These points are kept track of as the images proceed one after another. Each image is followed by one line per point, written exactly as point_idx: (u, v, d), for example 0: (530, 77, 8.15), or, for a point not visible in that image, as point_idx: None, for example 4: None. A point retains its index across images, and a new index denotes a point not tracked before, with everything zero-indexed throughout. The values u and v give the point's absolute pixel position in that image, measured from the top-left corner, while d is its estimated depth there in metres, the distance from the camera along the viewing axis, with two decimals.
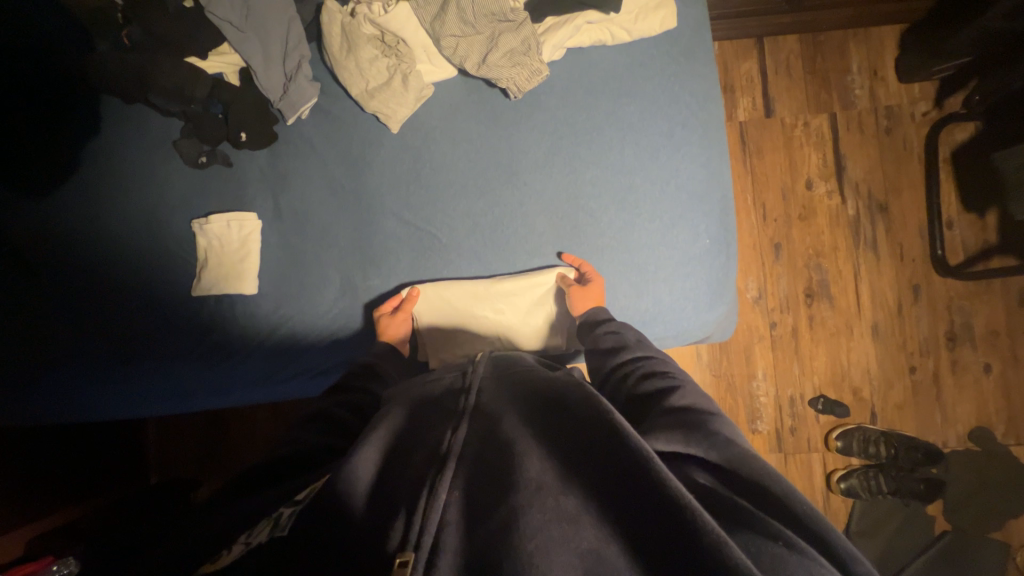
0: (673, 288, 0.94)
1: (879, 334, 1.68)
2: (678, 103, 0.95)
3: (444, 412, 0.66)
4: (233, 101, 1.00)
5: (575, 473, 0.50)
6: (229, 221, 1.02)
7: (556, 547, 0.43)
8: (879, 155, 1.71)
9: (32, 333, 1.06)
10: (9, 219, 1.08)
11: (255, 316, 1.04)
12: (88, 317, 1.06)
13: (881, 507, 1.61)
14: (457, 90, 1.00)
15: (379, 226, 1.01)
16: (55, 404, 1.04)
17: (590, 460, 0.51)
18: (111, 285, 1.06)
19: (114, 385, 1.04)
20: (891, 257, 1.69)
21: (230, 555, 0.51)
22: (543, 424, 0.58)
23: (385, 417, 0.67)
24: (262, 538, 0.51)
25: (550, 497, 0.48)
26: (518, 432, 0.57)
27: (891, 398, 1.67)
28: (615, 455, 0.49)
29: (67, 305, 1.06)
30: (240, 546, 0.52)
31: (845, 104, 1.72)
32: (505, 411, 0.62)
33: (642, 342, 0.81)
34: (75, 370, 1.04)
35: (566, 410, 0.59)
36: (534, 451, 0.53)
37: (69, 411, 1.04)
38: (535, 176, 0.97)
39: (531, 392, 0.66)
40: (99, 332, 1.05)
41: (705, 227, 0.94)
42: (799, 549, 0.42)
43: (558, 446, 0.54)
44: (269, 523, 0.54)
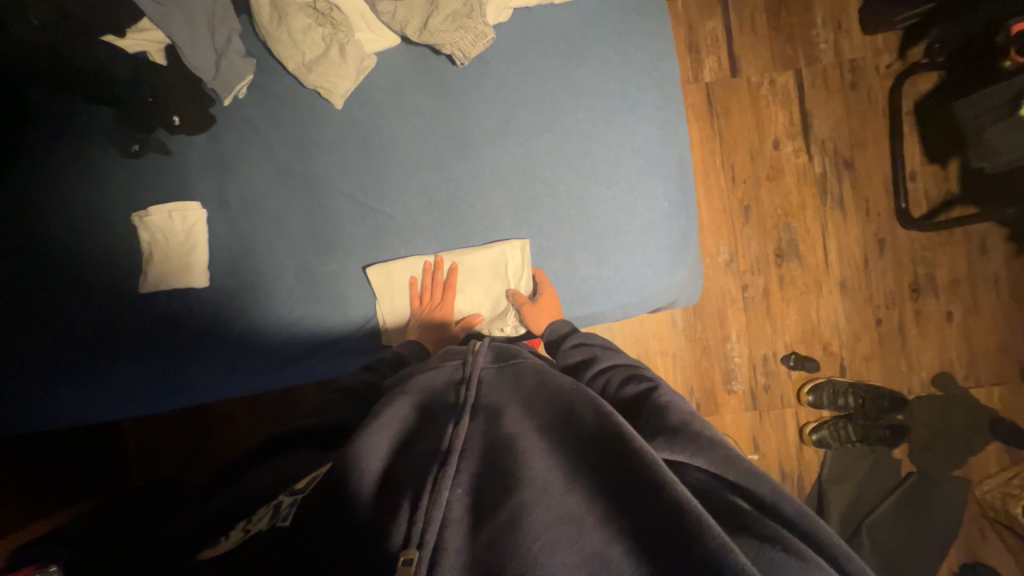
0: (634, 255, 0.92)
1: (848, 290, 1.72)
2: (631, 63, 0.92)
3: (447, 406, 0.66)
4: (163, 84, 0.95)
5: (578, 469, 0.52)
6: (170, 211, 0.96)
7: (560, 547, 0.44)
8: (845, 110, 1.70)
9: None
10: None
11: (210, 311, 1.00)
12: (37, 322, 1.01)
13: (851, 454, 1.69)
14: (402, 60, 0.94)
15: (330, 208, 0.97)
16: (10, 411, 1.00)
17: (595, 459, 0.52)
18: (55, 288, 1.01)
19: (72, 390, 1.00)
20: (858, 213, 1.71)
21: (227, 542, 0.50)
22: (546, 423, 0.60)
23: (390, 405, 0.66)
24: (262, 525, 0.51)
25: (554, 496, 0.48)
26: (520, 430, 0.58)
27: (859, 351, 1.72)
28: (619, 453, 0.51)
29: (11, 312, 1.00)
30: (237, 533, 0.51)
31: (809, 59, 1.70)
32: (510, 406, 0.63)
33: (610, 352, 0.82)
34: (26, 379, 1.00)
35: (569, 413, 0.60)
36: (538, 448, 0.55)
37: (26, 419, 1.00)
38: (488, 149, 0.93)
39: (534, 388, 0.68)
40: (53, 336, 1.00)
41: (664, 191, 0.92)
42: (802, 552, 0.44)
43: (562, 441, 0.56)
44: (268, 510, 0.54)
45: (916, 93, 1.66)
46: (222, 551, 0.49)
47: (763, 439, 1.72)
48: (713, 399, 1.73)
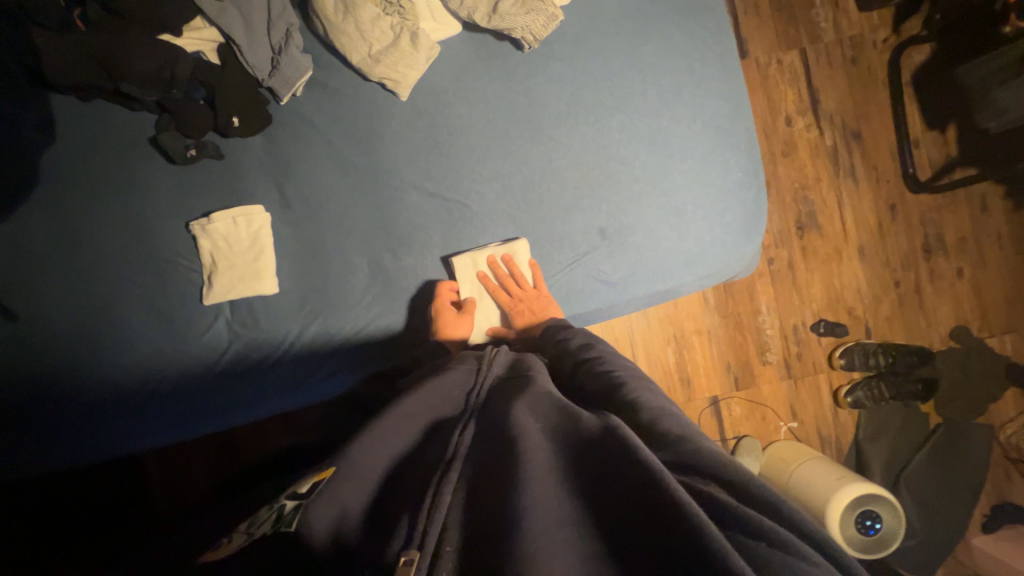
0: (711, 225, 0.94)
1: (866, 255, 1.79)
2: (693, 39, 0.94)
3: (450, 419, 0.64)
4: (219, 83, 0.90)
5: (577, 471, 0.50)
6: (235, 216, 0.92)
7: (557, 550, 0.41)
8: (849, 84, 1.79)
9: (21, 377, 0.92)
10: None
11: (280, 318, 0.96)
12: (78, 349, 0.93)
13: (883, 412, 1.76)
14: (465, 48, 0.94)
15: (401, 201, 0.95)
16: (61, 448, 0.93)
17: (599, 455, 0.49)
18: (102, 311, 0.95)
19: (121, 420, 0.94)
20: (869, 181, 1.79)
21: (233, 542, 0.52)
22: (552, 425, 0.57)
23: (392, 413, 0.64)
24: (266, 529, 0.52)
25: (552, 498, 0.46)
26: (524, 427, 0.55)
27: (881, 312, 1.79)
28: (617, 454, 0.48)
29: (49, 340, 0.93)
30: (241, 536, 0.53)
31: (812, 38, 1.77)
32: (512, 406, 0.60)
33: (594, 347, 0.76)
34: (69, 413, 0.93)
35: (571, 415, 0.57)
36: (541, 446, 0.52)
37: (81, 452, 0.95)
38: (561, 131, 0.93)
39: (539, 390, 0.64)
40: (93, 363, 0.94)
41: (735, 161, 0.94)
42: (799, 552, 0.39)
43: (562, 443, 0.53)
44: (272, 514, 0.54)
45: (912, 64, 1.76)
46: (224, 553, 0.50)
47: (801, 405, 1.78)
48: (750, 372, 1.77)
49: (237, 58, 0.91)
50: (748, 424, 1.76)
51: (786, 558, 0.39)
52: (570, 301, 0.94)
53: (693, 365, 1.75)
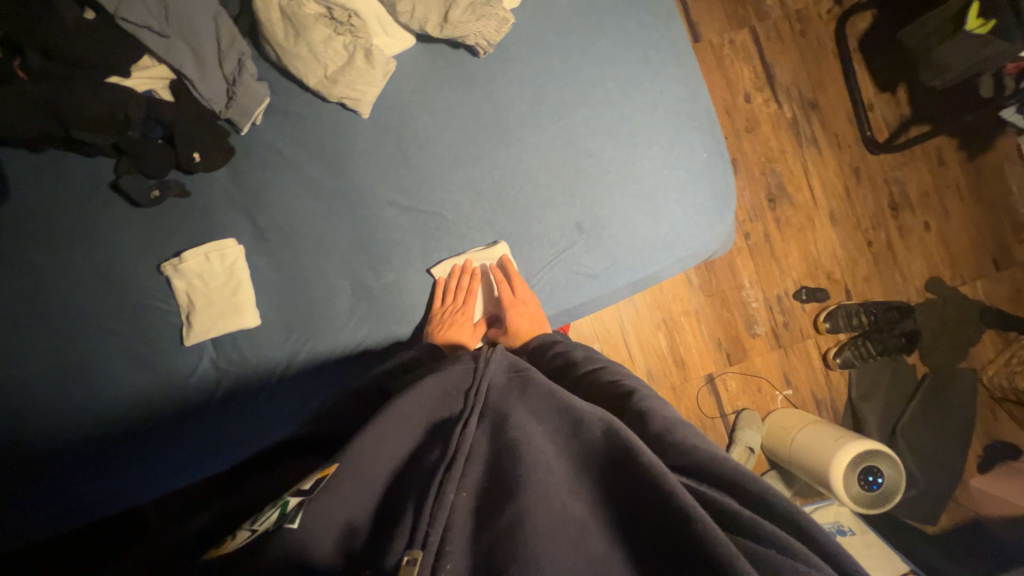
0: (684, 208, 0.96)
1: (837, 220, 1.84)
2: (644, 28, 0.96)
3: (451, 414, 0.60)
4: (176, 120, 0.88)
5: (584, 478, 0.51)
6: (208, 252, 0.91)
7: (560, 553, 0.44)
8: (800, 57, 1.84)
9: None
10: None
11: (267, 350, 0.94)
12: (60, 408, 0.90)
13: (873, 369, 1.81)
14: (422, 60, 0.94)
15: (376, 219, 0.94)
16: (56, 511, 0.90)
17: (600, 457, 0.51)
18: (81, 365, 0.92)
19: (115, 474, 0.92)
20: (831, 148, 1.85)
21: (239, 540, 0.49)
22: (554, 424, 0.56)
23: (394, 407, 0.58)
24: (270, 528, 0.48)
25: (555, 500, 0.47)
26: (527, 431, 0.54)
27: (858, 273, 1.84)
28: (622, 456, 0.49)
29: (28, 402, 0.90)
30: (246, 532, 0.50)
31: (761, 16, 1.82)
32: (514, 403, 0.59)
33: (593, 352, 0.76)
34: (58, 475, 0.90)
35: (577, 414, 0.55)
36: (545, 448, 0.53)
37: (78, 512, 0.92)
38: (527, 132, 0.94)
39: (545, 390, 0.60)
40: (75, 420, 0.91)
41: (699, 143, 0.96)
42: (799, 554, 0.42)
43: (565, 446, 0.54)
44: (275, 512, 0.51)
45: (858, 32, 1.82)
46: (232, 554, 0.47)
47: (793, 372, 1.81)
48: (741, 346, 1.80)
49: (190, 92, 0.90)
50: (745, 397, 1.79)
51: (792, 564, 0.41)
52: (557, 298, 0.95)
53: (685, 346, 1.77)
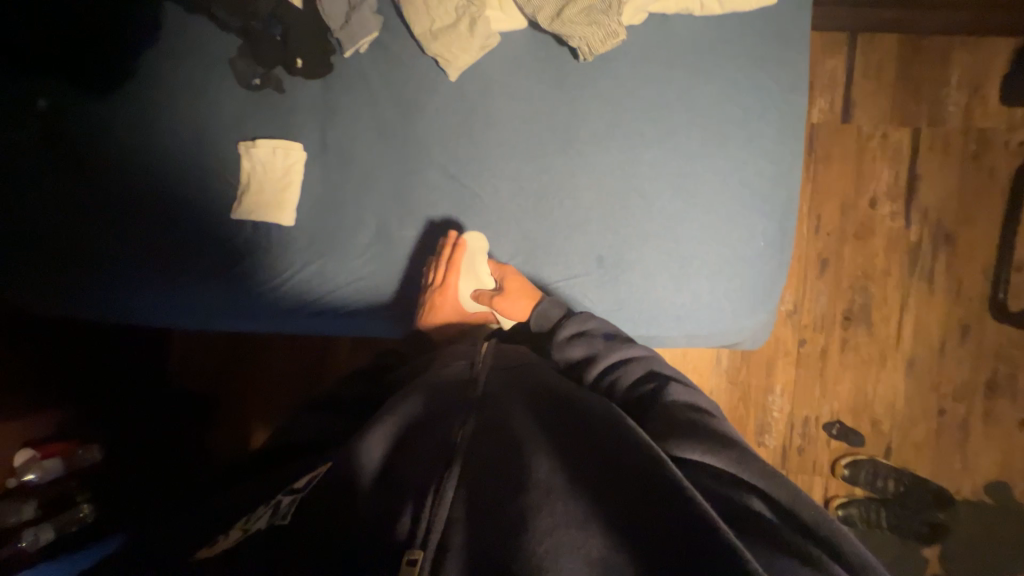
0: (716, 287, 0.89)
1: (914, 371, 1.61)
2: (759, 90, 0.88)
3: (457, 404, 0.68)
4: (295, 24, 0.97)
5: (584, 475, 0.53)
6: (275, 147, 1.01)
7: (566, 552, 0.47)
8: (958, 182, 1.58)
9: (80, 232, 1.08)
10: (67, 115, 1.09)
11: (288, 249, 1.04)
12: (136, 221, 1.08)
13: (878, 542, 1.58)
14: (524, 45, 0.94)
15: (421, 176, 0.98)
16: (102, 298, 1.08)
17: (599, 466, 0.54)
18: (157, 195, 1.08)
19: (154, 287, 1.07)
20: (946, 293, 1.59)
21: (228, 540, 0.58)
22: (553, 428, 0.61)
23: (401, 405, 0.70)
24: (262, 524, 0.58)
25: (559, 500, 0.51)
26: (525, 431, 0.60)
27: (911, 436, 1.61)
28: (625, 468, 0.53)
29: (114, 207, 1.08)
30: (237, 532, 0.59)
31: (933, 120, 1.58)
32: (512, 404, 0.66)
33: (613, 344, 0.80)
34: (116, 270, 1.08)
35: (580, 423, 0.61)
36: (540, 440, 0.59)
37: (116, 306, 1.09)
38: (592, 150, 0.92)
39: (545, 398, 0.68)
40: (142, 235, 1.07)
41: (762, 229, 0.88)
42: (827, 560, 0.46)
43: (562, 445, 0.58)
44: (267, 511, 0.61)
45: None
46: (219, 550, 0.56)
47: None
48: None
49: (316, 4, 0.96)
50: None
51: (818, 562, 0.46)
52: None
53: None
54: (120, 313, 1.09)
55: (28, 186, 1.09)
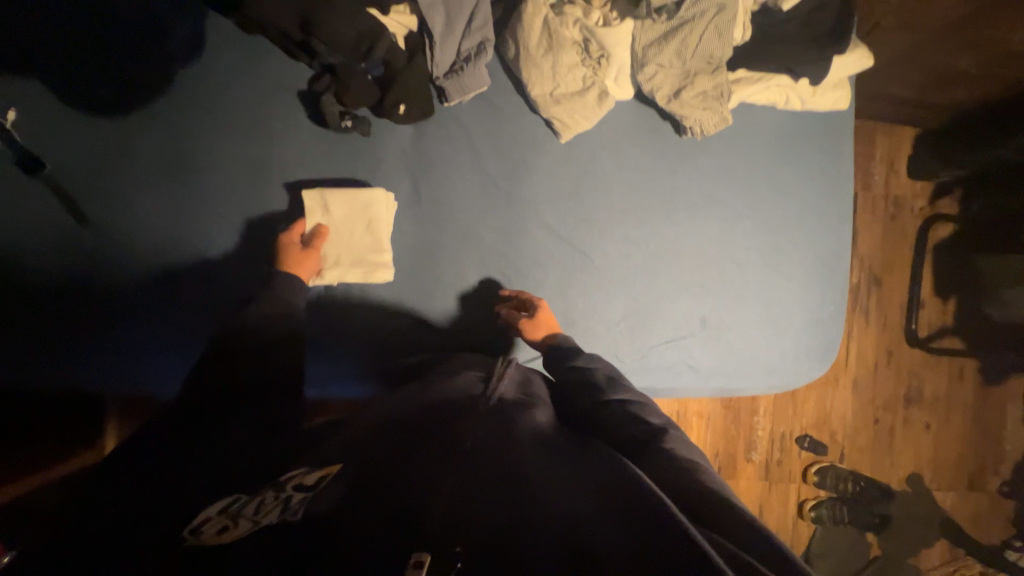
0: (797, 345, 1.02)
1: (857, 388, 1.97)
2: (824, 177, 1.03)
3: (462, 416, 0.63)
4: (401, 68, 0.87)
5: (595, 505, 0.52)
6: (358, 198, 0.90)
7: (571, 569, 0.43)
8: (882, 236, 1.99)
9: (93, 289, 0.88)
10: (72, 144, 0.87)
11: (376, 309, 0.94)
12: (133, 269, 0.89)
13: (838, 534, 1.90)
14: (631, 116, 0.98)
15: (524, 233, 0.97)
16: (47, 372, 0.87)
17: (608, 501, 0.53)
18: (177, 239, 0.90)
19: (121, 357, 0.89)
20: (877, 323, 1.98)
21: (242, 529, 0.47)
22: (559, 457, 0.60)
23: (401, 421, 0.64)
24: (272, 518, 0.48)
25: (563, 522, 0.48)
26: (535, 454, 0.58)
27: (856, 442, 1.96)
28: (633, 497, 0.53)
29: (114, 252, 0.88)
30: (248, 521, 0.48)
31: (865, 186, 1.97)
32: (514, 424, 0.63)
33: (616, 385, 0.81)
34: (75, 331, 0.88)
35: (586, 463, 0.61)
36: (543, 462, 0.57)
37: (53, 380, 0.88)
38: (694, 220, 0.99)
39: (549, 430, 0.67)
40: (137, 287, 0.89)
41: (831, 296, 1.03)
42: None
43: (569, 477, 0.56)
44: (277, 504, 0.50)
45: (937, 237, 2.00)
46: (232, 539, 0.46)
47: (767, 507, 1.90)
48: (733, 464, 1.88)
49: (422, 49, 0.89)
50: None
51: None
52: (659, 376, 0.98)
53: None
54: (71, 388, 0.88)
55: (14, 231, 0.86)
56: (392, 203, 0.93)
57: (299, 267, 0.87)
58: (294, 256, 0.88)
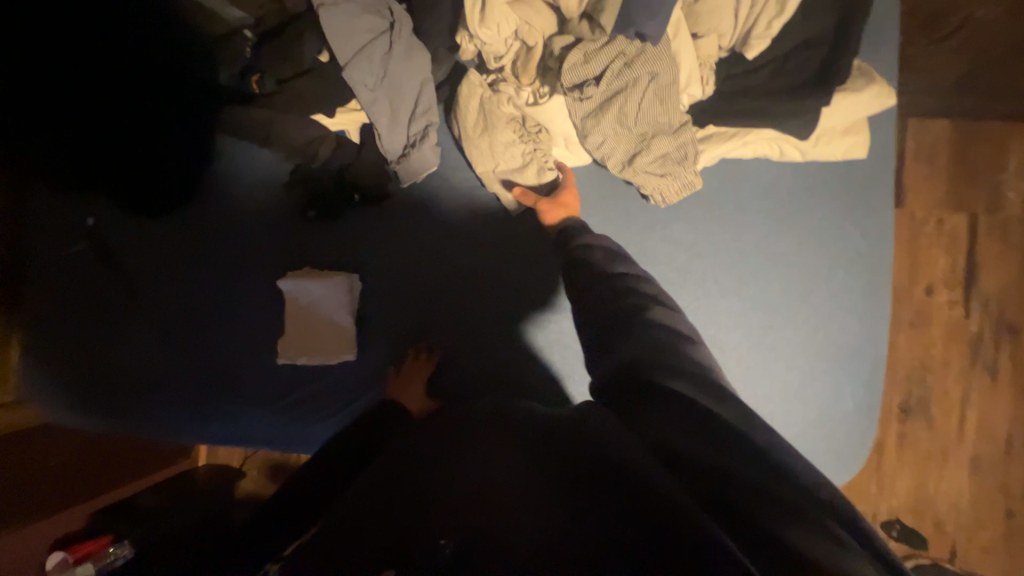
0: (801, 448, 0.84)
1: (978, 467, 1.51)
2: (842, 241, 0.83)
3: (442, 429, 0.69)
4: (356, 161, 0.94)
5: (550, 473, 0.52)
6: (319, 284, 0.96)
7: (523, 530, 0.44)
8: (1019, 270, 1.49)
9: (120, 354, 1.04)
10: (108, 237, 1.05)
11: (331, 382, 0.99)
12: (162, 343, 1.03)
13: None
14: (588, 182, 0.90)
15: (488, 300, 0.98)
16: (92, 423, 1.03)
17: (564, 469, 0.52)
18: (199, 316, 1.03)
19: (143, 416, 1.03)
20: (1010, 385, 1.51)
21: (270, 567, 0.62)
22: (524, 438, 0.61)
23: (394, 443, 0.73)
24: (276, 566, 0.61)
25: (517, 499, 0.49)
26: (497, 444, 0.60)
27: (976, 538, 1.51)
28: (591, 458, 0.51)
29: (150, 327, 1.04)
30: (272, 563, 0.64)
31: (991, 205, 1.48)
32: (484, 425, 0.67)
33: (615, 265, 0.73)
34: (123, 392, 1.03)
35: (547, 433, 0.61)
36: (512, 453, 0.57)
37: (100, 429, 1.03)
38: (664, 294, 0.87)
39: (514, 419, 0.68)
40: (169, 359, 1.03)
41: (851, 387, 0.83)
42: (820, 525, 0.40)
43: (530, 453, 0.57)
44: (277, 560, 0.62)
45: None
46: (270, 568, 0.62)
47: None
48: None
49: (374, 139, 0.93)
50: None
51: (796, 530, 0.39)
52: None
53: None
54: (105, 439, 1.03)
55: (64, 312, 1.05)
56: (355, 281, 0.97)
57: (289, 347, 0.98)
58: (322, 338, 0.97)
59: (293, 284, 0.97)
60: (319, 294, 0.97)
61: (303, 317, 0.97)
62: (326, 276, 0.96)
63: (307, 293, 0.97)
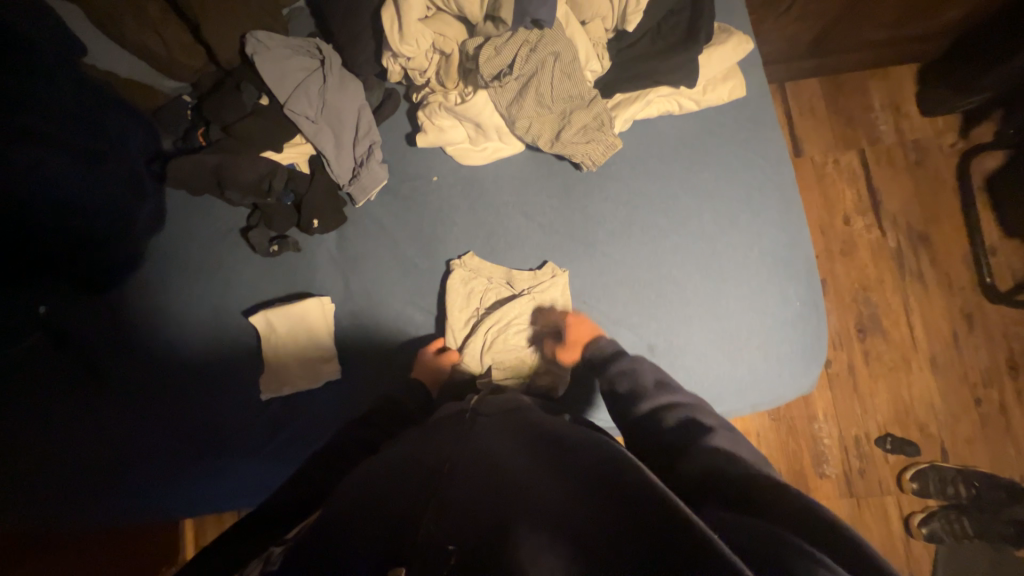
0: (768, 355, 0.92)
1: (939, 367, 1.63)
2: (750, 170, 0.96)
3: (451, 438, 0.70)
4: (309, 190, 1.00)
5: (569, 482, 0.52)
6: (291, 311, 0.98)
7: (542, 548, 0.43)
8: (913, 188, 1.70)
9: (87, 436, 0.99)
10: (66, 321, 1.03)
11: (320, 408, 0.99)
12: (136, 422, 1.00)
13: (970, 552, 1.51)
14: (527, 167, 1.00)
15: (459, 298, 0.98)
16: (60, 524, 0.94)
17: (583, 481, 0.51)
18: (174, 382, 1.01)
19: (123, 497, 0.97)
20: (940, 288, 1.67)
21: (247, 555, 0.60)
22: (541, 452, 0.60)
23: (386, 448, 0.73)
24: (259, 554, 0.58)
25: (534, 510, 0.48)
26: (514, 456, 0.60)
27: (960, 434, 1.60)
28: (616, 474, 0.50)
29: (120, 402, 1.00)
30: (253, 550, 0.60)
31: (872, 140, 1.71)
32: (501, 441, 0.66)
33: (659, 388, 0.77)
34: (96, 488, 0.97)
35: (563, 446, 0.61)
36: (529, 467, 0.57)
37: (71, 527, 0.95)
38: (615, 247, 0.97)
39: (530, 429, 0.68)
40: (145, 431, 0.99)
41: (795, 291, 0.93)
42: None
43: (548, 465, 0.56)
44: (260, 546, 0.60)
45: (984, 171, 1.68)
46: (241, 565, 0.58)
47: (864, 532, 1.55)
48: (804, 482, 1.58)
49: (324, 167, 1.00)
50: None
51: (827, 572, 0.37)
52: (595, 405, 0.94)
53: None
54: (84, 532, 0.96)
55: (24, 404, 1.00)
56: (327, 302, 1.00)
57: (272, 380, 0.99)
58: (305, 363, 0.99)
59: (264, 316, 0.99)
60: (292, 320, 0.98)
61: (280, 346, 0.98)
62: (297, 301, 0.99)
63: (280, 321, 0.99)
